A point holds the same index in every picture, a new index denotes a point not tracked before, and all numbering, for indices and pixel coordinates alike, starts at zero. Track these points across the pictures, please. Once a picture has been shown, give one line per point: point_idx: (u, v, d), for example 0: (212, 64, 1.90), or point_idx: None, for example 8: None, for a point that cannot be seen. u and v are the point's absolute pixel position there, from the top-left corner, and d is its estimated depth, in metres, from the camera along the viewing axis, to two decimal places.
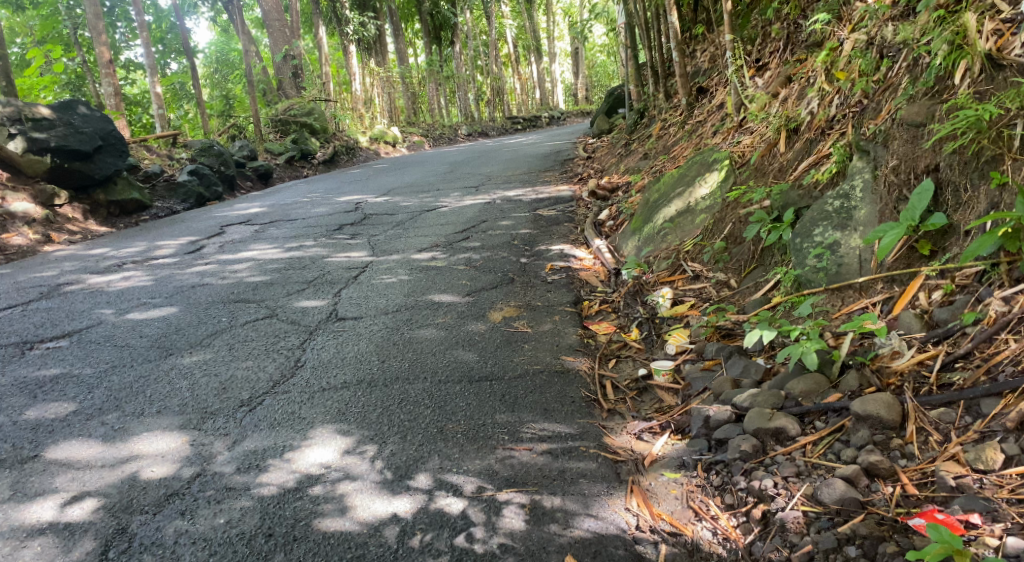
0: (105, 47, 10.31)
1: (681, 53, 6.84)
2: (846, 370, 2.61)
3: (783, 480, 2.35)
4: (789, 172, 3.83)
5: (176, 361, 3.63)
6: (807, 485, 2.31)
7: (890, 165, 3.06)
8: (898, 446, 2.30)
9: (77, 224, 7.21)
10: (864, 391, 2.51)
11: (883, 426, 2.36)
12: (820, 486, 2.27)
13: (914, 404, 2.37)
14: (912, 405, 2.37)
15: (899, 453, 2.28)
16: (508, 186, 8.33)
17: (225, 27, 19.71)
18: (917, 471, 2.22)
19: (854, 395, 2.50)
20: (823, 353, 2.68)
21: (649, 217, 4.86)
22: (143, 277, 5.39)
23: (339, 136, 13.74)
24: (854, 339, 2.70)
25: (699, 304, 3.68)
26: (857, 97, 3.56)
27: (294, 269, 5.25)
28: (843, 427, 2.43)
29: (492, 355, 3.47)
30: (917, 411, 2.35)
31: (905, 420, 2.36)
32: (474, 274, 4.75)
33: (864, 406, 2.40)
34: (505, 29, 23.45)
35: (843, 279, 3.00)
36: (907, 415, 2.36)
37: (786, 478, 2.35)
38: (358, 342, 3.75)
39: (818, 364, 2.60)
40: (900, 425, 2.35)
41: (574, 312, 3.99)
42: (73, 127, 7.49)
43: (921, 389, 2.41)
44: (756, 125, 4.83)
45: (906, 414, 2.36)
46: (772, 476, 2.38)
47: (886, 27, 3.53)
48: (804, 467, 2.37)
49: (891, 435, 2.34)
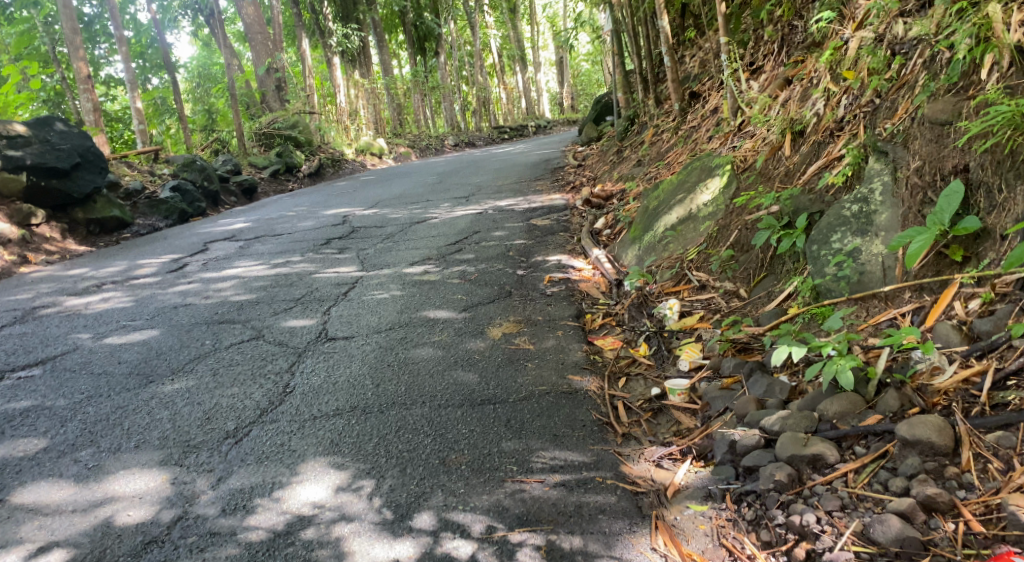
0: (82, 62, 10.03)
1: (673, 57, 6.68)
2: (883, 389, 2.42)
3: (827, 516, 2.16)
4: (797, 176, 3.66)
5: (157, 389, 3.40)
6: (856, 521, 2.12)
7: (912, 167, 2.90)
8: (954, 476, 2.11)
9: (55, 244, 6.95)
10: (906, 412, 2.32)
11: (934, 452, 2.17)
12: (872, 523, 2.09)
13: (966, 428, 2.18)
14: (964, 428, 2.18)
15: (956, 484, 2.09)
16: (498, 196, 8.15)
17: (206, 41, 19.42)
18: (980, 504, 2.04)
19: (897, 417, 2.32)
20: (856, 371, 2.50)
21: (648, 226, 4.67)
22: (123, 298, 5.16)
23: (325, 149, 13.52)
24: (889, 355, 2.52)
25: (708, 316, 3.51)
26: (867, 96, 3.41)
27: (280, 286, 5.03)
28: (887, 453, 2.24)
29: (494, 376, 3.27)
30: (971, 436, 2.17)
31: (959, 444, 2.17)
32: (469, 288, 4.55)
33: (912, 430, 2.21)
34: (490, 39, 23.35)
35: (867, 288, 2.84)
36: (960, 439, 2.17)
37: (830, 513, 2.17)
38: (350, 365, 3.53)
39: (854, 383, 2.42)
40: (954, 450, 2.16)
41: (577, 327, 3.80)
42: (50, 144, 7.25)
43: (972, 410, 2.22)
44: (756, 128, 4.64)
45: (959, 438, 2.18)
46: (813, 511, 2.19)
47: (897, 23, 3.42)
48: (849, 500, 2.18)
49: (944, 462, 2.15)
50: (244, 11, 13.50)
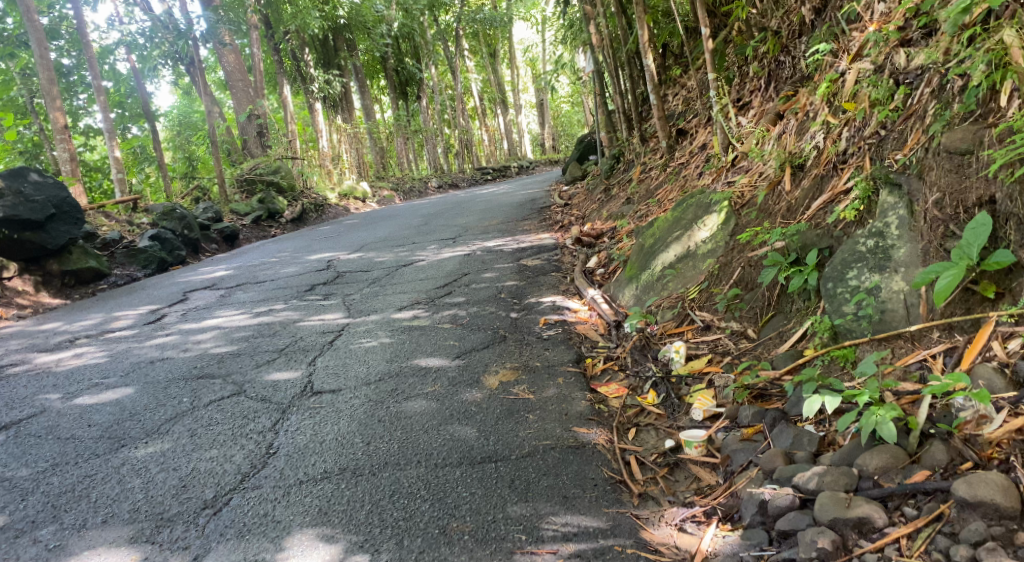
0: (60, 112, 9.82)
1: (658, 95, 6.58)
2: (927, 440, 2.26)
3: None
4: (801, 212, 3.51)
5: (129, 455, 3.17)
6: None
7: (930, 200, 2.79)
8: None
9: (29, 298, 6.70)
10: (958, 468, 2.16)
11: (999, 514, 2.01)
12: None
13: None
14: None
15: None
16: (486, 236, 7.99)
17: (187, 89, 19.31)
18: None
19: (948, 473, 2.16)
20: (896, 420, 2.32)
21: (645, 264, 4.48)
22: (97, 352, 4.91)
23: (308, 194, 13.34)
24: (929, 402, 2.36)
25: (717, 359, 3.33)
26: (871, 128, 3.28)
27: (263, 336, 4.80)
28: (942, 515, 2.08)
29: (494, 430, 3.06)
30: None
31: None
32: (461, 333, 4.34)
33: (972, 490, 2.05)
34: (471, 83, 23.47)
35: (891, 328, 2.71)
36: None
37: None
38: (338, 421, 3.30)
39: (896, 435, 2.25)
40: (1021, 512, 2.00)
41: (578, 373, 3.59)
42: (24, 196, 7.00)
43: None
44: (751, 163, 4.46)
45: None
46: None
47: (898, 54, 3.33)
48: None
49: (1012, 526, 1.98)
50: (224, 59, 13.38)
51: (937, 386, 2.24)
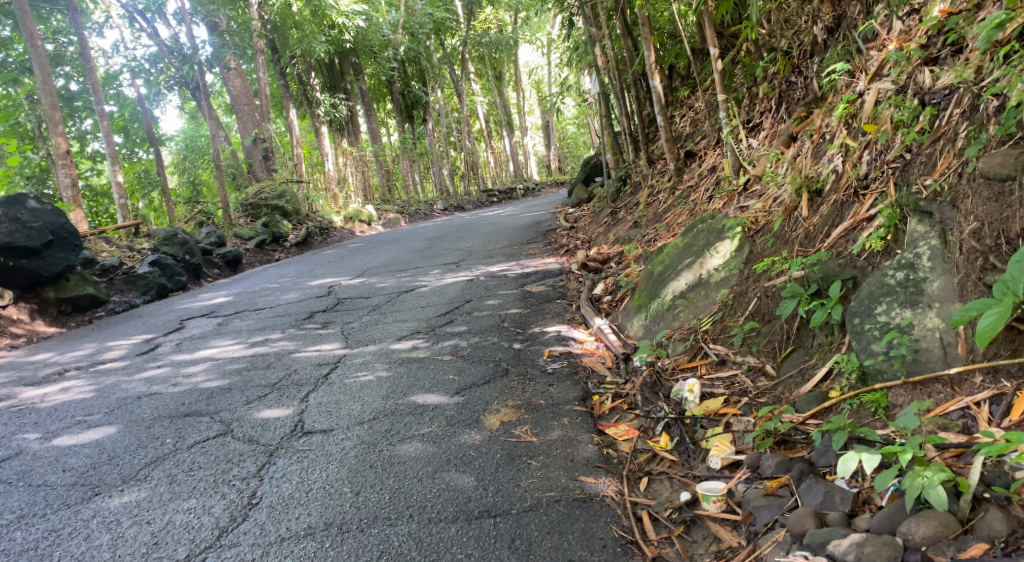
0: (62, 137, 9.68)
1: (666, 116, 6.39)
2: (982, 505, 2.10)
3: None
4: (820, 239, 3.28)
5: (101, 505, 2.96)
6: None
7: (967, 230, 2.60)
8: None
9: (23, 326, 6.51)
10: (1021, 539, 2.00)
11: None
12: None
13: None
14: None
15: None
16: (491, 261, 7.79)
17: (193, 113, 19.24)
18: None
19: (1009, 547, 2.00)
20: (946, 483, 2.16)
21: (654, 293, 4.25)
22: (85, 386, 4.70)
23: (312, 218, 13.19)
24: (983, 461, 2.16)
25: (734, 399, 3.08)
26: (895, 151, 3.07)
27: (256, 369, 4.58)
28: None
29: (494, 479, 2.84)
30: None
31: None
32: (461, 366, 4.10)
33: None
34: (477, 105, 23.43)
35: (926, 370, 2.51)
36: None
37: None
38: (327, 467, 3.07)
39: (947, 501, 2.09)
40: None
41: (584, 412, 3.36)
42: (21, 222, 6.80)
43: None
44: (764, 187, 4.23)
45: None
46: None
47: (921, 73, 3.12)
48: None
49: None
50: (230, 83, 13.27)
51: (995, 448, 2.05)
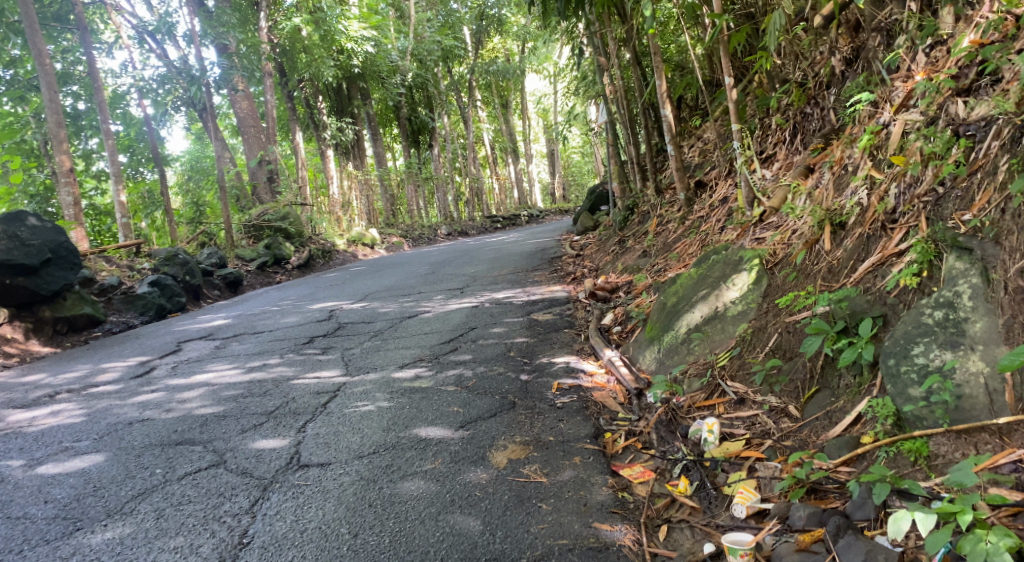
0: (66, 155, 9.57)
1: (677, 145, 6.27)
2: None
3: None
4: (846, 273, 3.12)
5: (83, 542, 2.79)
6: None
7: (1012, 269, 2.49)
8: None
9: (16, 345, 6.35)
10: None
11: None
12: None
13: None
14: None
15: None
16: (496, 287, 7.64)
17: (200, 134, 19.21)
18: None
19: None
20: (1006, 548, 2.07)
21: (666, 325, 4.07)
22: (75, 410, 4.52)
23: (315, 240, 13.07)
24: None
25: (756, 441, 2.91)
26: (927, 184, 2.92)
27: (253, 396, 4.40)
28: None
29: (501, 523, 2.67)
30: None
31: None
32: (466, 398, 3.92)
33: None
34: (483, 132, 23.43)
35: (970, 418, 2.38)
36: None
37: None
38: (324, 504, 2.89)
39: None
40: None
41: (596, 451, 3.18)
42: (19, 239, 6.63)
43: None
44: (781, 219, 4.08)
45: None
46: None
47: (953, 103, 2.99)
48: None
49: None
50: (237, 105, 13.21)
51: None
